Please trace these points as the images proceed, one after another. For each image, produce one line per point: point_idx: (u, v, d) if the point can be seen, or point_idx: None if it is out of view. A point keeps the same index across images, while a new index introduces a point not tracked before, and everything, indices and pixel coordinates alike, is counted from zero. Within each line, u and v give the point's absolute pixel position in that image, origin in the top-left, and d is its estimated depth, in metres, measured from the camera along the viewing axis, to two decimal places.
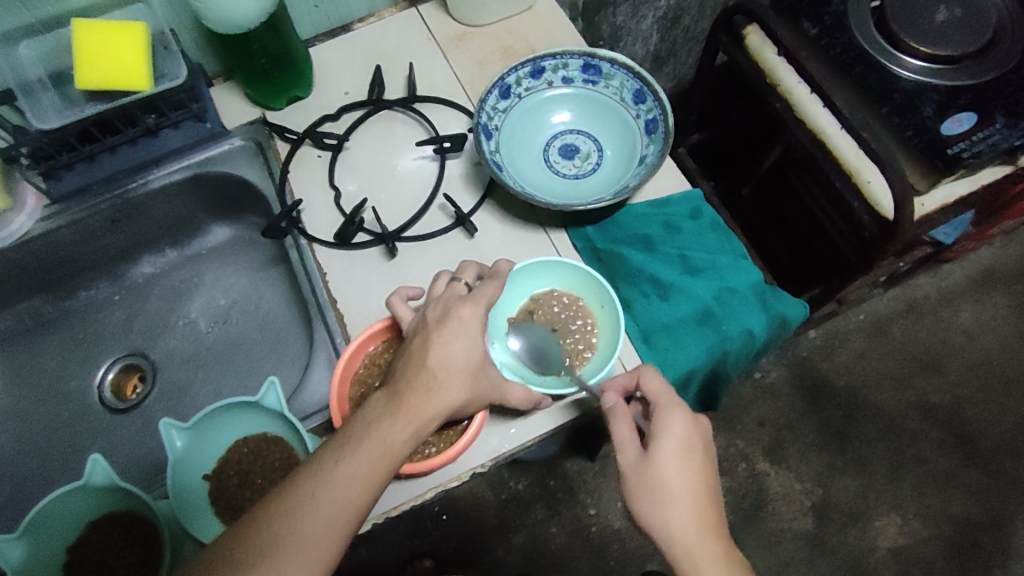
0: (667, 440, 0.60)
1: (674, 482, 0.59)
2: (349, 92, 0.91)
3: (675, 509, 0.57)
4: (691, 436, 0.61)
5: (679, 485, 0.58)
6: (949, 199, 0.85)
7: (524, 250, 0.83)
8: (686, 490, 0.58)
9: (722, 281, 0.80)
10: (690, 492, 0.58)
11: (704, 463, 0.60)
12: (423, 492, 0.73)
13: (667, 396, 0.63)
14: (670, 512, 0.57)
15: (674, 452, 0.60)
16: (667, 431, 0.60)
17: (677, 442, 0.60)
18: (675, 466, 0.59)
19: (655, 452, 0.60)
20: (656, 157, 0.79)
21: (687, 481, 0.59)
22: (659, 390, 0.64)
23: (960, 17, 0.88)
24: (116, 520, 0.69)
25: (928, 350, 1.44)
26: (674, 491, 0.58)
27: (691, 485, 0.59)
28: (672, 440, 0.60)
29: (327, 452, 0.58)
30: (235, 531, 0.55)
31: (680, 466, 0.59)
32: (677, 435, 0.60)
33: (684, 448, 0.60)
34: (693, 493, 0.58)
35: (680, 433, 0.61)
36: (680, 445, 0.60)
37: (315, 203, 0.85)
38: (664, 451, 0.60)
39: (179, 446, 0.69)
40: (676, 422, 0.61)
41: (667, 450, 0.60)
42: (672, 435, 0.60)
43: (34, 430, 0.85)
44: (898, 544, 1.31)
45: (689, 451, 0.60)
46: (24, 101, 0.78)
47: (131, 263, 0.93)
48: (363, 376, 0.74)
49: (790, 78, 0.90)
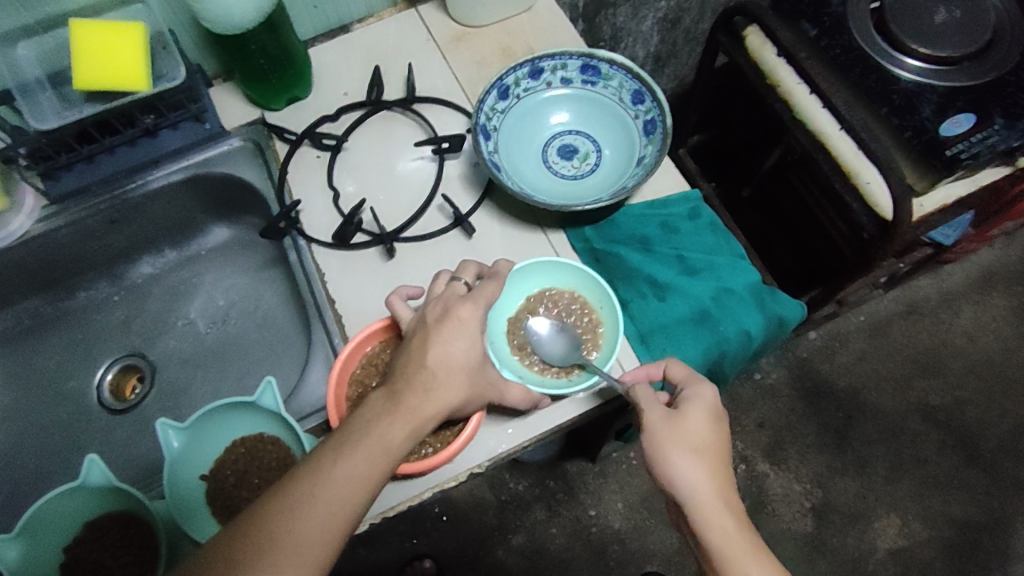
0: (699, 403, 0.63)
1: (702, 441, 0.61)
2: (348, 93, 0.91)
3: (702, 465, 0.60)
4: (719, 406, 0.64)
5: (707, 446, 0.61)
6: (949, 200, 0.84)
7: (522, 250, 0.83)
8: (713, 450, 0.61)
9: (719, 282, 0.80)
10: (716, 455, 0.61)
11: (726, 434, 0.63)
12: (420, 493, 0.72)
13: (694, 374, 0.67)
14: (698, 467, 0.59)
15: (704, 415, 0.62)
16: (699, 396, 0.63)
17: (707, 407, 0.63)
18: (704, 427, 0.62)
19: (687, 412, 0.62)
20: (655, 157, 0.79)
21: (715, 443, 0.61)
22: (686, 369, 0.67)
23: (959, 18, 0.88)
24: (112, 521, 0.69)
25: (929, 351, 1.44)
26: (702, 449, 0.60)
27: (718, 448, 0.61)
28: (704, 405, 0.63)
29: (326, 449, 0.58)
30: (230, 529, 0.54)
31: (709, 429, 0.62)
32: (709, 401, 0.63)
33: (712, 414, 0.63)
34: (719, 456, 0.61)
35: (711, 400, 0.63)
36: (709, 410, 0.63)
37: (314, 203, 0.85)
38: (697, 412, 0.62)
39: (176, 446, 0.69)
40: (707, 388, 0.64)
41: (697, 411, 0.62)
42: (705, 399, 0.63)
43: (32, 430, 0.85)
44: (898, 545, 1.31)
45: (716, 418, 0.63)
46: (23, 102, 0.79)
47: (130, 263, 0.93)
48: (361, 377, 0.74)
49: (789, 79, 0.90)
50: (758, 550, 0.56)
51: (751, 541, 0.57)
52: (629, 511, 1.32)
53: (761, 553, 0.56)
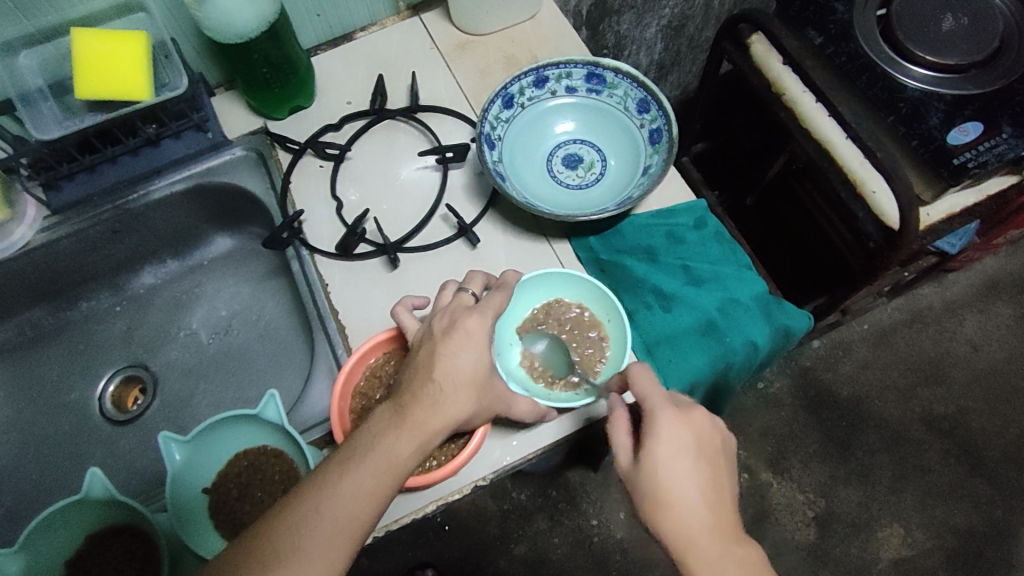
0: (659, 443, 0.57)
1: (669, 484, 0.56)
2: (351, 102, 0.90)
3: (672, 513, 0.55)
4: (684, 433, 0.58)
5: (676, 489, 0.56)
6: (956, 209, 0.85)
7: (527, 261, 0.82)
8: (684, 491, 0.56)
9: (725, 292, 0.79)
10: (687, 494, 0.56)
11: (699, 461, 0.57)
12: (425, 506, 0.72)
13: (656, 395, 0.59)
14: (670, 517, 0.55)
15: (668, 454, 0.57)
16: (660, 435, 0.57)
17: (668, 444, 0.57)
18: (667, 469, 0.56)
19: (647, 457, 0.57)
20: (661, 166, 0.79)
21: (686, 482, 0.56)
22: (649, 386, 0.60)
23: (966, 27, 0.87)
24: (115, 534, 0.68)
25: (932, 360, 1.43)
26: (672, 494, 0.56)
27: (688, 487, 0.56)
28: (666, 442, 0.57)
29: (332, 465, 0.57)
30: (237, 547, 0.54)
31: (676, 468, 0.56)
32: (671, 436, 0.57)
33: (679, 447, 0.57)
34: (691, 494, 0.56)
35: (672, 434, 0.57)
36: (672, 446, 0.57)
37: (317, 213, 0.84)
38: (659, 454, 0.57)
39: (179, 459, 0.69)
40: (667, 422, 0.58)
41: (660, 452, 0.57)
42: (664, 436, 0.57)
43: (33, 442, 0.85)
44: (901, 555, 1.30)
45: (683, 451, 0.57)
46: (25, 111, 0.78)
47: (132, 273, 0.92)
48: (365, 390, 0.73)
49: (795, 87, 0.89)
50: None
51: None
52: (632, 520, 1.32)
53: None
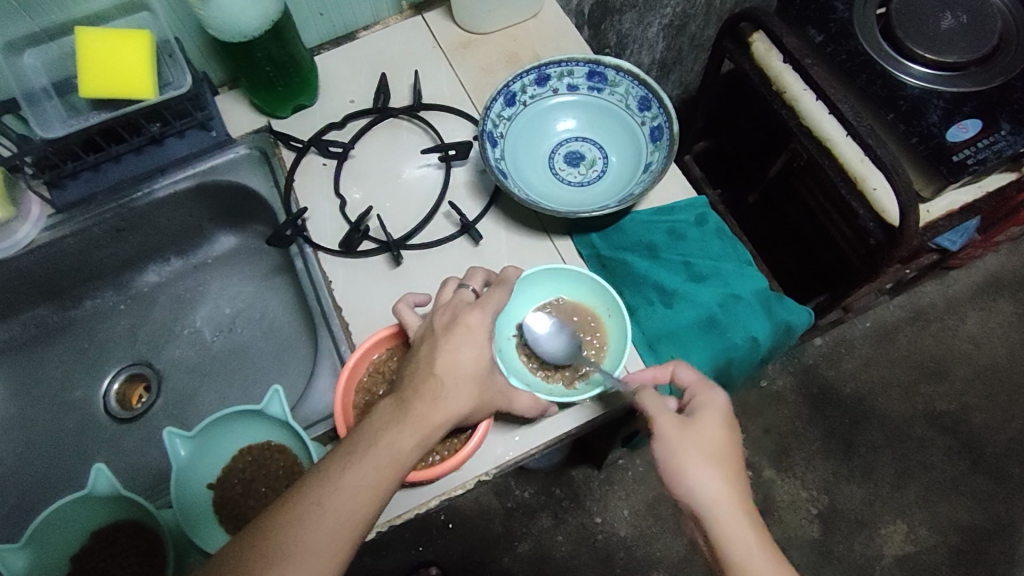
0: (708, 411, 0.61)
1: (714, 447, 0.59)
2: (354, 100, 0.91)
3: (714, 471, 0.57)
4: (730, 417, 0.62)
5: (718, 453, 0.59)
6: (955, 206, 0.85)
7: (530, 257, 0.83)
8: (726, 457, 0.59)
9: (726, 288, 0.80)
10: (728, 462, 0.58)
11: (738, 442, 0.61)
12: (429, 500, 0.72)
13: (706, 382, 0.65)
14: (707, 474, 0.57)
15: (715, 421, 0.60)
16: (711, 405, 0.61)
17: (717, 413, 0.61)
18: (715, 432, 0.60)
19: (696, 419, 0.60)
20: (662, 163, 0.79)
21: (726, 450, 0.59)
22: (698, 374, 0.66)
23: (965, 25, 0.88)
24: (119, 530, 0.69)
25: (935, 357, 1.43)
26: (717, 456, 0.58)
27: (730, 455, 0.59)
28: (716, 413, 0.61)
29: (334, 459, 0.58)
30: (240, 540, 0.54)
31: (721, 436, 0.60)
32: (720, 407, 0.62)
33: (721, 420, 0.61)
34: (730, 462, 0.59)
35: (720, 408, 0.62)
36: (720, 417, 0.61)
37: (320, 210, 0.85)
38: (708, 421, 0.60)
39: (184, 454, 0.69)
40: (717, 399, 0.62)
41: (710, 418, 0.61)
42: (714, 407, 0.61)
43: (38, 439, 0.85)
44: (905, 551, 1.30)
45: (728, 426, 0.61)
46: (29, 110, 0.78)
47: (137, 271, 0.93)
48: (368, 385, 0.73)
49: (795, 85, 0.90)
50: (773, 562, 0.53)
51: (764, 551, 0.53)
52: (636, 518, 1.32)
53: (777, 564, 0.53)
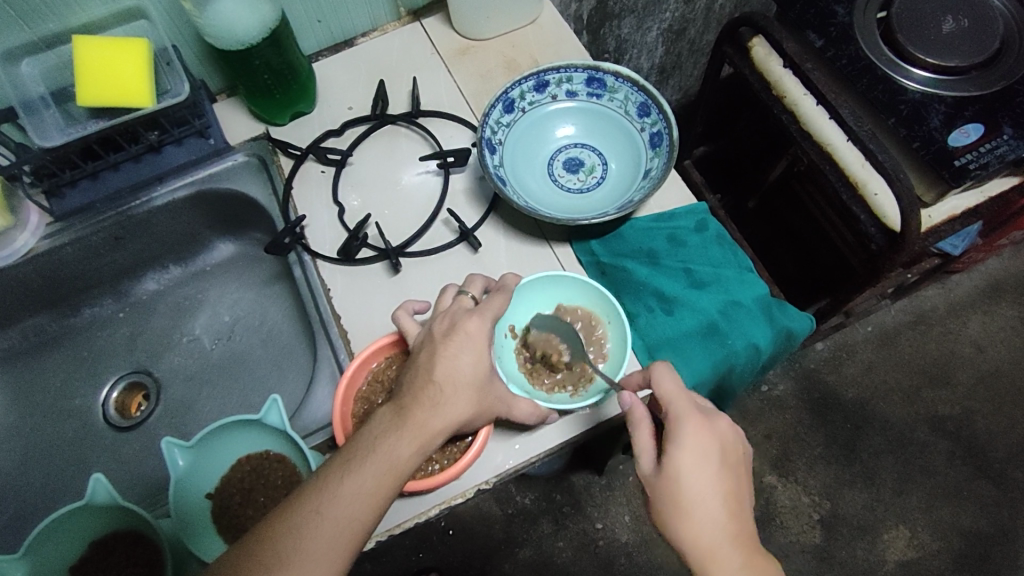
0: (683, 452, 0.57)
1: (690, 492, 0.57)
2: (352, 107, 0.90)
3: (694, 521, 0.56)
4: (709, 442, 0.58)
5: (697, 497, 0.56)
6: (957, 210, 0.85)
7: (529, 264, 0.82)
8: (707, 497, 0.57)
9: (727, 294, 0.79)
10: (708, 502, 0.56)
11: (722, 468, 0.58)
12: (429, 509, 0.72)
13: (686, 403, 0.59)
14: (689, 523, 0.56)
15: (690, 460, 0.57)
16: (686, 441, 0.58)
17: (691, 451, 0.57)
18: (695, 477, 0.57)
19: (671, 464, 0.57)
20: (661, 170, 0.79)
21: (711, 490, 0.57)
22: (675, 390, 0.61)
23: (966, 29, 0.87)
24: (118, 540, 0.68)
25: (937, 361, 1.43)
26: (694, 506, 0.56)
27: (711, 494, 0.57)
28: (691, 453, 0.57)
29: (333, 467, 0.58)
30: (238, 549, 0.54)
31: (699, 476, 0.57)
32: (696, 442, 0.58)
33: (702, 455, 0.58)
34: (711, 501, 0.56)
35: (696, 442, 0.58)
36: (696, 454, 0.57)
37: (318, 218, 0.84)
38: (683, 462, 0.57)
39: (181, 464, 0.68)
40: (691, 432, 0.58)
41: (685, 460, 0.57)
42: (688, 443, 0.58)
43: (36, 449, 0.85)
44: (908, 557, 1.29)
45: (708, 456, 0.58)
46: (26, 118, 0.78)
47: (135, 279, 0.93)
48: (367, 395, 0.73)
49: (794, 89, 0.89)
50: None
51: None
52: (637, 523, 1.32)
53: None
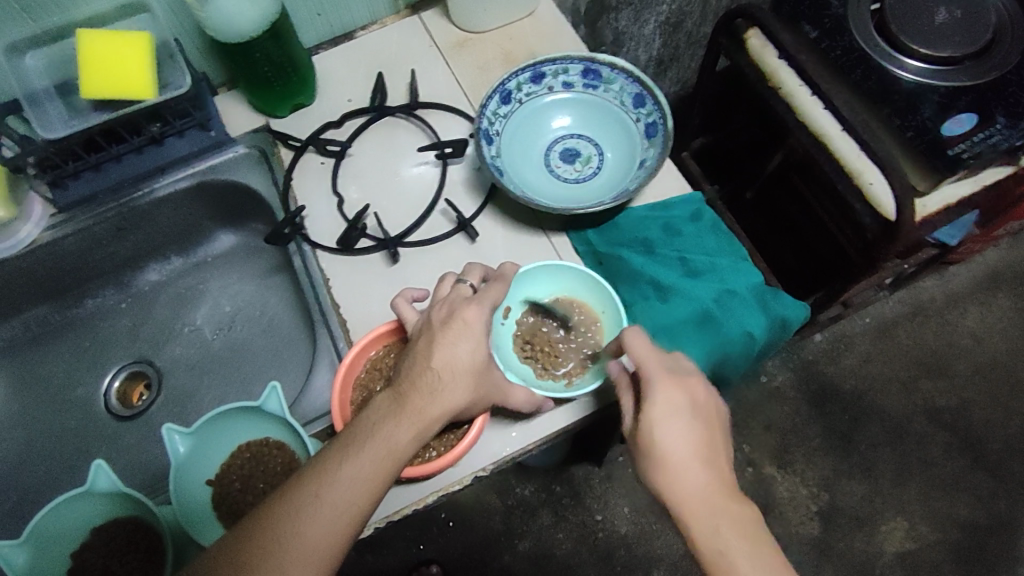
0: (656, 410, 0.59)
1: (667, 447, 0.57)
2: (352, 99, 0.91)
3: (672, 474, 0.56)
4: (680, 397, 0.59)
5: (674, 452, 0.57)
6: (953, 199, 0.84)
7: (525, 254, 0.83)
8: (682, 451, 0.57)
9: (722, 283, 0.80)
10: (684, 455, 0.57)
11: (694, 421, 0.59)
12: (427, 496, 0.72)
13: (650, 363, 0.61)
14: (668, 479, 0.56)
15: (661, 415, 0.58)
16: (657, 394, 0.59)
17: (662, 405, 0.59)
18: (673, 430, 0.58)
19: (647, 421, 0.59)
20: (656, 160, 0.80)
21: (688, 444, 0.57)
22: (643, 351, 0.62)
23: (960, 19, 0.88)
24: (120, 528, 0.69)
25: (935, 352, 1.43)
26: (672, 461, 0.57)
27: (685, 451, 0.57)
28: (664, 405, 0.59)
29: (332, 452, 0.58)
30: (238, 531, 0.55)
31: (674, 435, 0.58)
32: (664, 396, 0.59)
33: (676, 412, 0.59)
34: (687, 456, 0.57)
35: (666, 394, 0.59)
36: (668, 407, 0.59)
37: (318, 209, 0.85)
38: (657, 419, 0.58)
39: (182, 451, 0.69)
40: (658, 391, 0.59)
41: (659, 413, 0.58)
42: (659, 397, 0.59)
43: (40, 437, 0.86)
44: (907, 548, 1.30)
45: (677, 411, 0.59)
46: (31, 111, 0.79)
47: (137, 270, 0.94)
48: (366, 382, 0.74)
49: (791, 81, 0.89)
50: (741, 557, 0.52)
51: (731, 548, 0.52)
52: (636, 515, 1.32)
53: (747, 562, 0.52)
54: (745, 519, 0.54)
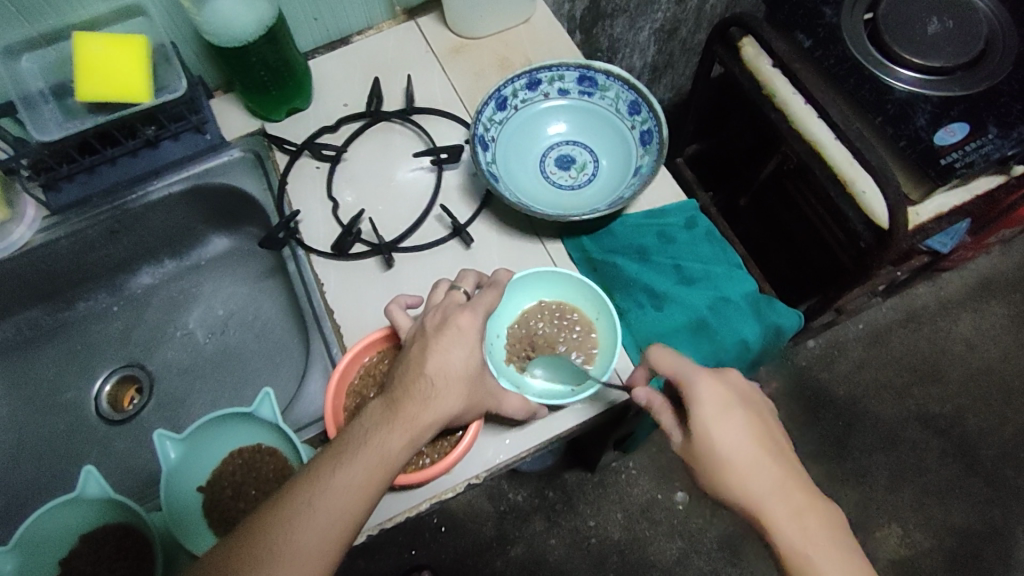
0: (706, 413, 0.60)
1: (727, 448, 0.59)
2: (348, 104, 0.91)
3: (735, 475, 0.58)
4: (727, 396, 0.61)
5: (736, 454, 0.59)
6: (944, 209, 0.86)
7: (520, 261, 0.83)
8: (740, 449, 0.59)
9: (716, 291, 0.80)
10: (744, 454, 0.59)
11: (748, 415, 0.60)
12: (419, 504, 0.72)
13: (683, 368, 0.62)
14: (735, 480, 0.58)
15: (714, 417, 0.60)
16: (703, 398, 0.60)
17: (713, 408, 0.60)
18: (727, 432, 0.59)
19: (701, 427, 0.60)
20: (651, 168, 0.80)
21: (745, 440, 0.59)
22: (674, 363, 0.63)
23: (951, 30, 0.88)
24: (109, 534, 0.68)
25: (927, 359, 1.44)
26: (731, 461, 0.58)
27: (742, 447, 0.59)
28: (712, 408, 0.60)
29: (323, 460, 0.58)
30: (229, 540, 0.54)
31: (729, 433, 0.59)
32: (711, 398, 0.60)
33: (726, 410, 0.60)
34: (750, 454, 0.59)
35: (714, 395, 0.60)
36: (719, 408, 0.60)
37: (313, 214, 0.85)
38: (709, 422, 0.60)
39: (174, 457, 0.69)
40: (706, 397, 0.60)
41: (709, 417, 0.60)
42: (706, 399, 0.60)
43: (29, 441, 0.85)
44: (900, 555, 1.30)
45: (729, 407, 0.60)
46: (25, 113, 0.78)
47: (130, 273, 0.93)
48: (359, 388, 0.74)
49: (784, 89, 0.90)
50: (826, 545, 0.54)
51: (816, 539, 0.55)
52: (629, 521, 1.32)
53: (831, 549, 0.54)
54: (818, 505, 0.57)
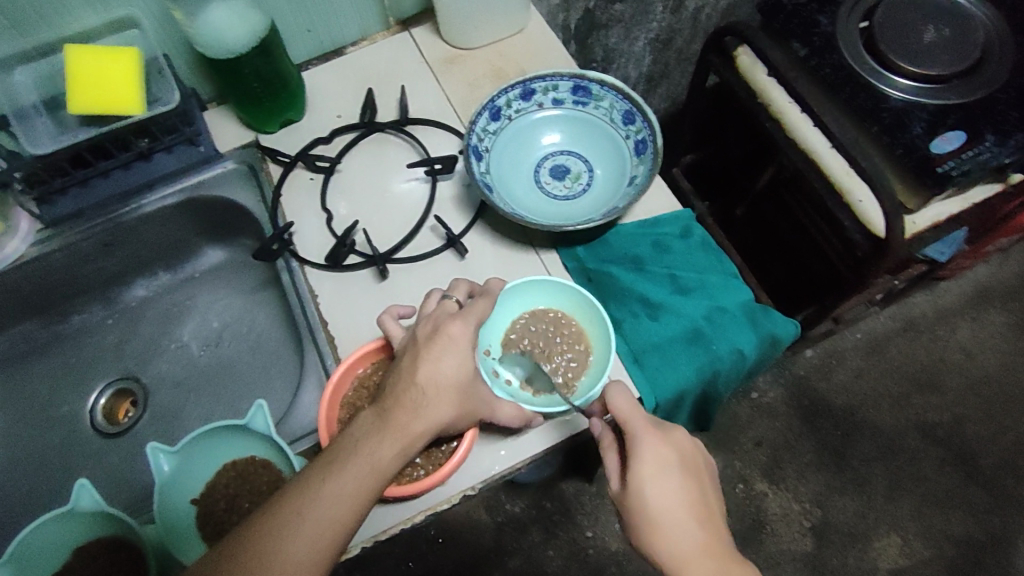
0: (645, 462, 0.60)
1: (659, 507, 0.59)
2: (341, 115, 0.91)
3: (665, 535, 0.58)
4: (668, 451, 0.61)
5: (667, 511, 0.59)
6: (941, 218, 0.85)
7: (514, 270, 0.83)
8: (670, 508, 0.59)
9: (711, 300, 0.80)
10: (675, 511, 0.59)
11: (683, 475, 0.61)
12: (414, 515, 0.72)
13: (635, 414, 0.62)
14: (664, 538, 0.58)
15: (652, 472, 0.60)
16: (643, 452, 0.60)
17: (651, 463, 0.60)
18: (658, 489, 0.60)
19: (635, 479, 0.60)
20: (645, 178, 0.80)
21: (677, 500, 0.60)
22: (626, 408, 0.62)
23: (947, 38, 0.88)
24: (101, 548, 0.67)
25: (926, 368, 1.43)
26: (664, 518, 0.59)
27: (675, 504, 0.59)
28: (648, 463, 0.60)
29: (314, 469, 0.57)
30: (217, 551, 0.54)
31: (663, 486, 0.60)
32: (653, 453, 0.61)
33: (662, 466, 0.61)
34: (679, 513, 0.59)
35: (656, 452, 0.61)
36: (656, 461, 0.60)
37: (307, 224, 0.85)
38: (644, 473, 0.60)
39: (167, 470, 0.69)
40: (651, 444, 0.61)
41: (647, 473, 0.60)
42: (648, 455, 0.60)
43: (23, 455, 0.85)
44: (899, 565, 1.29)
45: (666, 467, 0.61)
46: (18, 127, 0.79)
47: (124, 285, 0.93)
48: (353, 400, 0.73)
49: (780, 97, 0.90)
50: None
51: None
52: None
53: None
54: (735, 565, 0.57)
